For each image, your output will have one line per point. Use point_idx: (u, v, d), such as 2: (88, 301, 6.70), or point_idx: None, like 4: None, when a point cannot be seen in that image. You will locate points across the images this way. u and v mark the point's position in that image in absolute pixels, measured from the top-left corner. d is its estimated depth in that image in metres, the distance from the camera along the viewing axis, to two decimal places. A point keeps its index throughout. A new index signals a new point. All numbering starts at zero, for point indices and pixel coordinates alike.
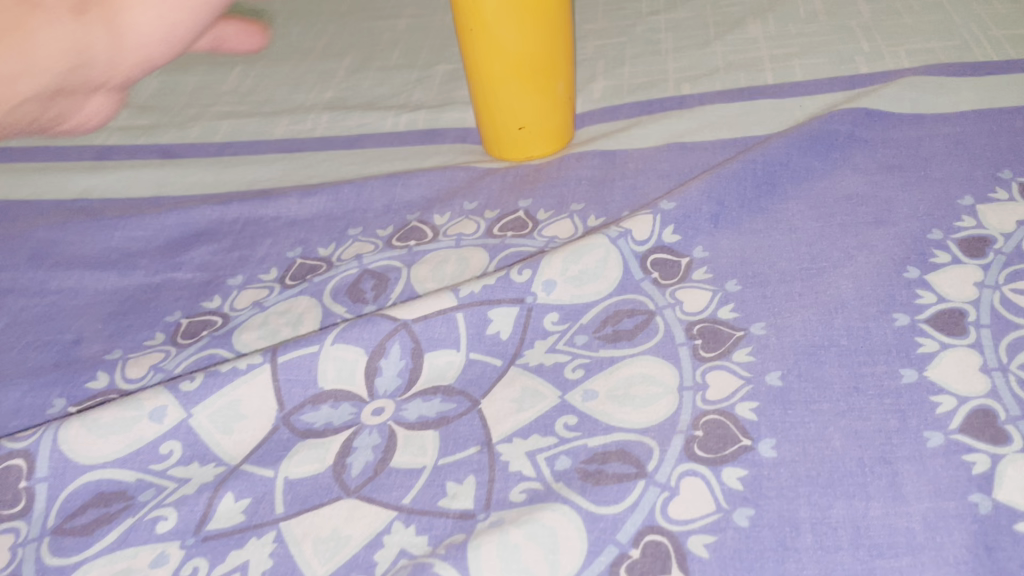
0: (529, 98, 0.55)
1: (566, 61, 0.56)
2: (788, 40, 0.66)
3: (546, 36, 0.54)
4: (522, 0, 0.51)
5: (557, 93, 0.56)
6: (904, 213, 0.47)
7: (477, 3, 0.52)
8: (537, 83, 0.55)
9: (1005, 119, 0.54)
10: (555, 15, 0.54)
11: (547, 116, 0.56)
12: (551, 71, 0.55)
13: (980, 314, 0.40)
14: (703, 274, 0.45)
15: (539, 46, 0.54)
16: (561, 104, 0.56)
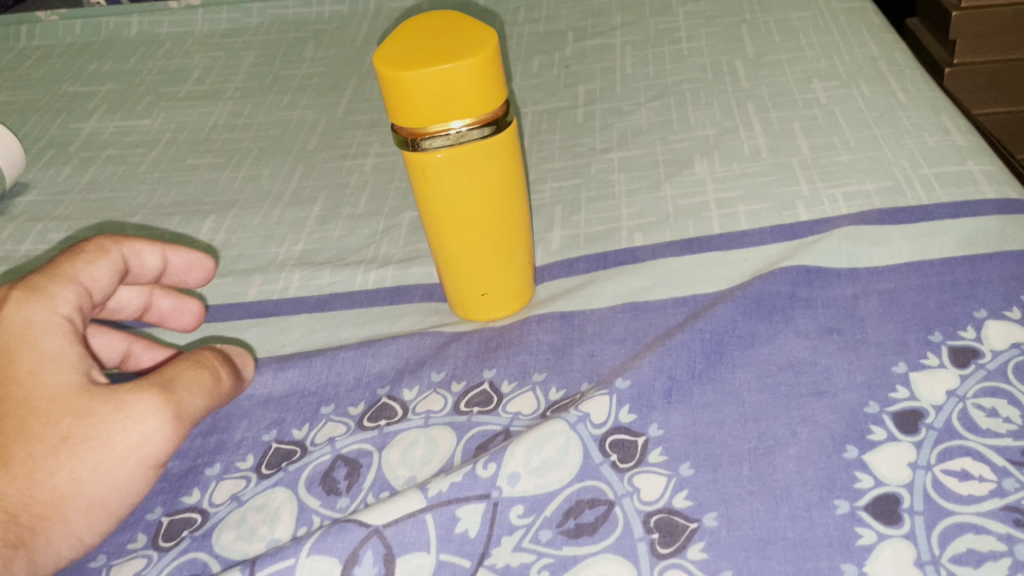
0: (489, 266, 0.58)
1: (523, 227, 0.59)
2: (733, 183, 0.70)
3: (503, 210, 0.57)
4: (482, 186, 0.55)
5: (515, 258, 0.59)
6: (843, 382, 0.50)
7: (439, 189, 0.55)
8: (496, 253, 0.58)
9: (937, 272, 0.57)
10: (512, 192, 0.57)
11: (507, 280, 0.59)
12: (509, 240, 0.58)
13: (913, 500, 0.43)
14: (658, 456, 0.47)
15: (496, 221, 0.57)
16: (520, 268, 0.59)
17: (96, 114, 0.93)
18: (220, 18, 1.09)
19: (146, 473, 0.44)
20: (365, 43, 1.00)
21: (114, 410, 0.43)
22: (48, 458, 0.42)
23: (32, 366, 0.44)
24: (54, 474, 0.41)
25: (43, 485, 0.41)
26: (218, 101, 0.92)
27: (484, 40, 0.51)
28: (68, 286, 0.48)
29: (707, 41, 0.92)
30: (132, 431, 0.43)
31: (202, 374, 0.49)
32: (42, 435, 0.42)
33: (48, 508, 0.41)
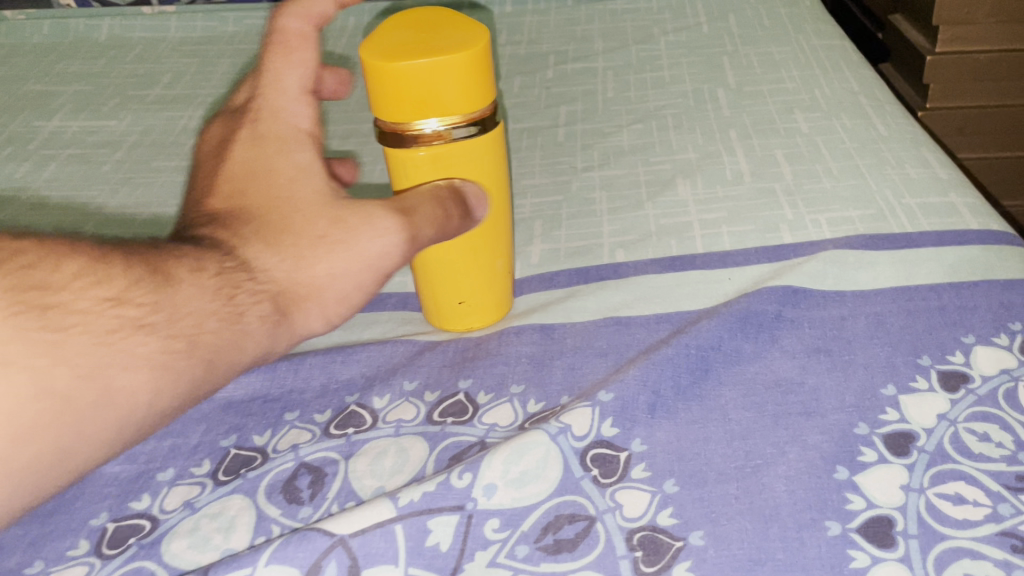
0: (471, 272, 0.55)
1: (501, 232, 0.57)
2: (716, 205, 0.69)
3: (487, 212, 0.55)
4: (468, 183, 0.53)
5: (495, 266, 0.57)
6: (832, 403, 0.48)
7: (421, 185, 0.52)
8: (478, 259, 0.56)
9: (923, 297, 0.56)
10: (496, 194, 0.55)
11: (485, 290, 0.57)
12: (491, 245, 0.56)
13: (907, 522, 0.42)
14: (642, 472, 0.45)
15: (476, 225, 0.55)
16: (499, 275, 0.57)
17: (59, 113, 0.89)
18: (194, 26, 1.06)
19: (379, 281, 0.47)
20: (343, 56, 0.99)
21: (365, 220, 0.47)
22: (310, 247, 0.45)
23: (291, 174, 0.48)
24: (310, 260, 0.45)
25: (308, 266, 0.45)
26: (189, 105, 0.90)
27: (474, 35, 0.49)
28: (303, 100, 0.53)
29: (689, 70, 0.92)
30: (375, 241, 0.46)
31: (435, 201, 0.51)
32: (304, 226, 0.46)
33: (308, 288, 0.45)
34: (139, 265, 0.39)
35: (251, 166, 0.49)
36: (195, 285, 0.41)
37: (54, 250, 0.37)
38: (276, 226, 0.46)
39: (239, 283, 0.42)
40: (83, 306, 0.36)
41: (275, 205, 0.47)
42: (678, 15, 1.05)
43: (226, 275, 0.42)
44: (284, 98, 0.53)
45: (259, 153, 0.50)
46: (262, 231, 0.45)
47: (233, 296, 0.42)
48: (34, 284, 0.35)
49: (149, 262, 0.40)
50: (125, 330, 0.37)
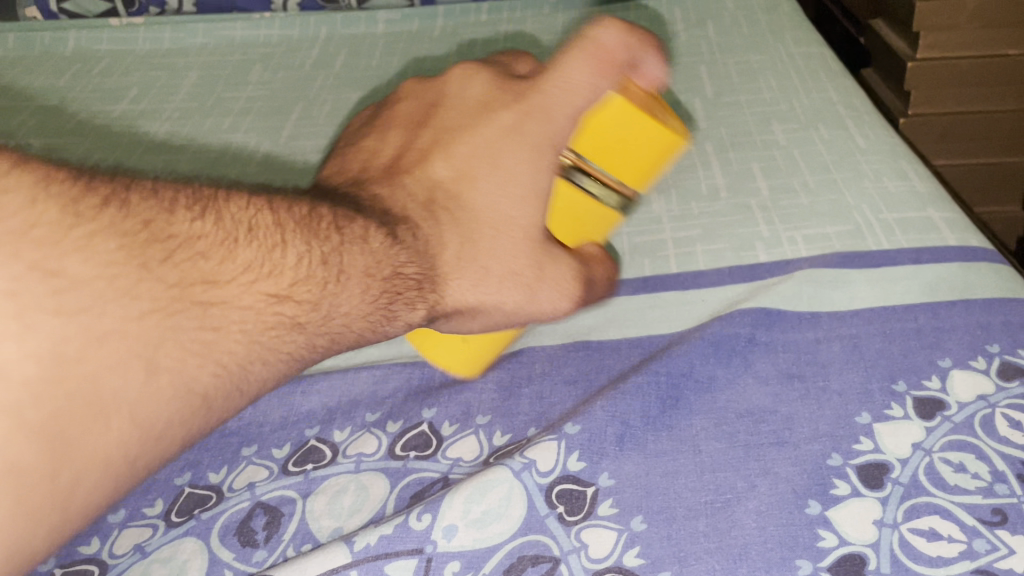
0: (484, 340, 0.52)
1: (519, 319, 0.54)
2: (690, 222, 0.67)
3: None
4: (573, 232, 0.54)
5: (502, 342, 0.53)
6: (805, 432, 0.47)
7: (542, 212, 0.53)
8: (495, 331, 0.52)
9: (900, 318, 0.55)
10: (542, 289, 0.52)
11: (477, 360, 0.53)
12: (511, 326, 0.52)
13: (880, 560, 0.40)
14: (609, 508, 0.44)
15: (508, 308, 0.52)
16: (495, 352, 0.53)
17: (21, 130, 0.87)
18: (162, 38, 1.04)
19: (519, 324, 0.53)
20: (315, 68, 0.97)
21: (556, 278, 0.51)
22: (499, 283, 0.50)
23: (522, 192, 0.51)
24: (489, 293, 0.50)
25: (490, 299, 0.50)
26: (155, 120, 0.88)
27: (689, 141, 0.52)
28: (568, 124, 0.52)
29: (665, 80, 0.91)
30: (550, 296, 0.51)
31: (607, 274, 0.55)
32: (513, 266, 0.50)
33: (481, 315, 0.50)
34: (315, 264, 0.42)
35: (504, 162, 0.52)
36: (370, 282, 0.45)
37: (227, 239, 0.39)
38: (479, 243, 0.50)
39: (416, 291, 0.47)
40: (242, 302, 0.39)
41: (483, 220, 0.50)
42: (656, 22, 1.03)
43: (407, 278, 0.47)
44: (560, 106, 0.52)
45: (516, 151, 0.52)
46: (462, 244, 0.50)
47: (397, 306, 0.46)
48: (203, 277, 0.37)
49: (326, 264, 0.43)
50: (281, 328, 0.40)
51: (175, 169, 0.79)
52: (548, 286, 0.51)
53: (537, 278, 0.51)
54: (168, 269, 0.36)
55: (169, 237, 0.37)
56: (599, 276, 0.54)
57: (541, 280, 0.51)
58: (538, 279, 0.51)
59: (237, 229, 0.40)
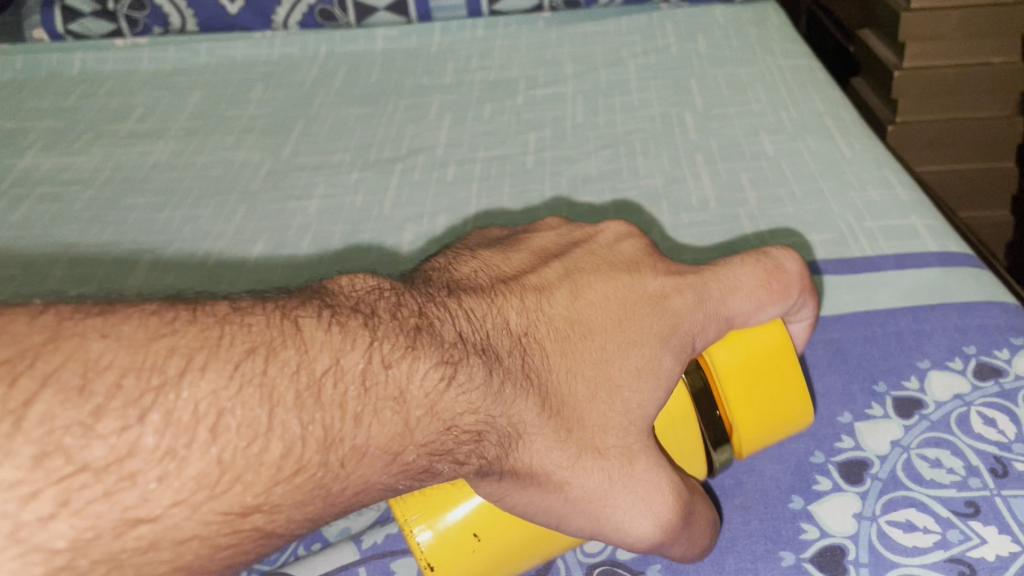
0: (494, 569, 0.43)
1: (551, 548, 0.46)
2: (680, 232, 0.70)
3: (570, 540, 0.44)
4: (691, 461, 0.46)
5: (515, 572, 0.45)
6: (789, 432, 0.49)
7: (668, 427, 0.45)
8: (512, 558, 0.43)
9: (882, 322, 0.57)
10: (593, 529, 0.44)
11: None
12: (533, 557, 0.44)
13: (859, 551, 0.43)
14: None
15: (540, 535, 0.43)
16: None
17: (31, 150, 0.90)
18: (167, 58, 1.07)
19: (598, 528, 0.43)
20: (315, 86, 1.00)
21: (648, 491, 0.42)
22: (561, 473, 0.41)
23: (635, 367, 0.43)
24: (545, 481, 0.41)
25: (550, 492, 0.41)
26: (160, 139, 0.91)
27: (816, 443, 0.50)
28: (713, 321, 0.46)
29: (656, 93, 0.92)
30: (636, 506, 0.41)
31: (710, 510, 0.43)
32: (597, 446, 0.41)
33: (543, 505, 0.41)
34: (320, 455, 0.36)
35: (626, 327, 0.44)
36: (405, 453, 0.38)
37: (174, 448, 0.32)
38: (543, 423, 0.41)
39: (459, 463, 0.40)
40: (182, 530, 0.32)
41: (567, 387, 0.42)
42: (648, 37, 1.05)
43: (448, 452, 0.39)
44: (718, 300, 0.46)
45: (640, 328, 0.44)
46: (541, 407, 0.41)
47: (435, 472, 0.39)
48: (128, 515, 0.31)
49: (340, 440, 0.36)
50: (237, 531, 0.34)
51: (181, 187, 0.82)
52: (636, 492, 0.41)
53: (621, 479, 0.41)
54: (67, 523, 0.30)
55: (84, 460, 0.31)
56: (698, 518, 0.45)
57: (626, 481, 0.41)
58: (625, 482, 0.41)
59: (196, 429, 0.33)
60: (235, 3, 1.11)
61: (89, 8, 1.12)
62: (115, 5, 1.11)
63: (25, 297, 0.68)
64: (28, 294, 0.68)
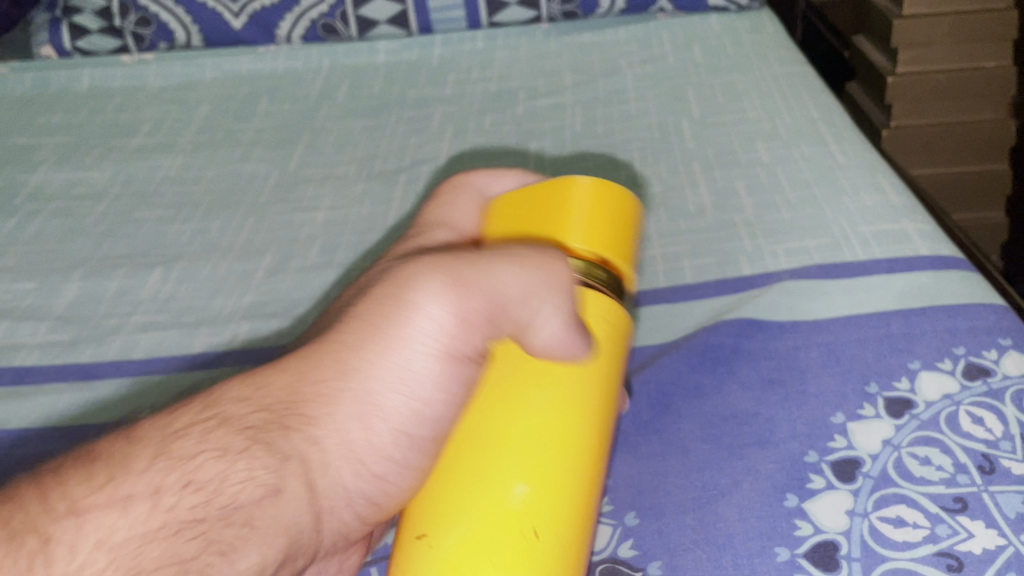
0: (463, 510, 0.39)
1: (569, 511, 0.40)
2: (678, 238, 0.71)
3: (506, 443, 0.41)
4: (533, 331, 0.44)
5: (522, 520, 0.38)
6: (784, 432, 0.51)
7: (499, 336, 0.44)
8: (472, 492, 0.40)
9: (875, 324, 0.59)
10: (518, 424, 0.41)
11: (494, 551, 0.38)
12: (497, 479, 0.40)
13: (851, 547, 0.44)
14: (604, 506, 0.48)
15: (462, 456, 0.41)
16: (535, 542, 0.38)
17: (43, 166, 0.92)
18: (173, 73, 1.09)
19: (462, 363, 0.42)
20: (319, 99, 1.02)
21: (396, 285, 0.42)
22: (325, 376, 0.40)
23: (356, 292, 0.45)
24: (334, 382, 0.40)
25: (349, 397, 0.40)
26: (169, 153, 0.93)
27: (630, 208, 0.53)
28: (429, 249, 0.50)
29: (654, 102, 0.94)
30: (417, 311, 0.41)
31: (506, 267, 0.43)
32: (341, 324, 0.42)
33: (361, 396, 0.40)
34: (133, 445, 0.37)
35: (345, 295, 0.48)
36: (141, 485, 0.36)
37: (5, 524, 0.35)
38: (260, 394, 0.40)
39: (218, 454, 0.37)
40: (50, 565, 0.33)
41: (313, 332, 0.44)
42: (645, 46, 1.07)
43: (196, 455, 0.37)
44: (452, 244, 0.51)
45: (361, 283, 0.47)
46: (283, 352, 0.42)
47: (224, 479, 0.37)
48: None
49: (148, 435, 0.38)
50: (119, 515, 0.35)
51: (190, 200, 0.84)
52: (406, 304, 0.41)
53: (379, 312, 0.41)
54: None
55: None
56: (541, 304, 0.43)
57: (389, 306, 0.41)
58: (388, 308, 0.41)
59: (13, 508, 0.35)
60: (240, 18, 1.13)
61: (96, 25, 1.14)
62: (122, 23, 1.14)
63: (41, 310, 0.70)
64: (44, 307, 0.70)
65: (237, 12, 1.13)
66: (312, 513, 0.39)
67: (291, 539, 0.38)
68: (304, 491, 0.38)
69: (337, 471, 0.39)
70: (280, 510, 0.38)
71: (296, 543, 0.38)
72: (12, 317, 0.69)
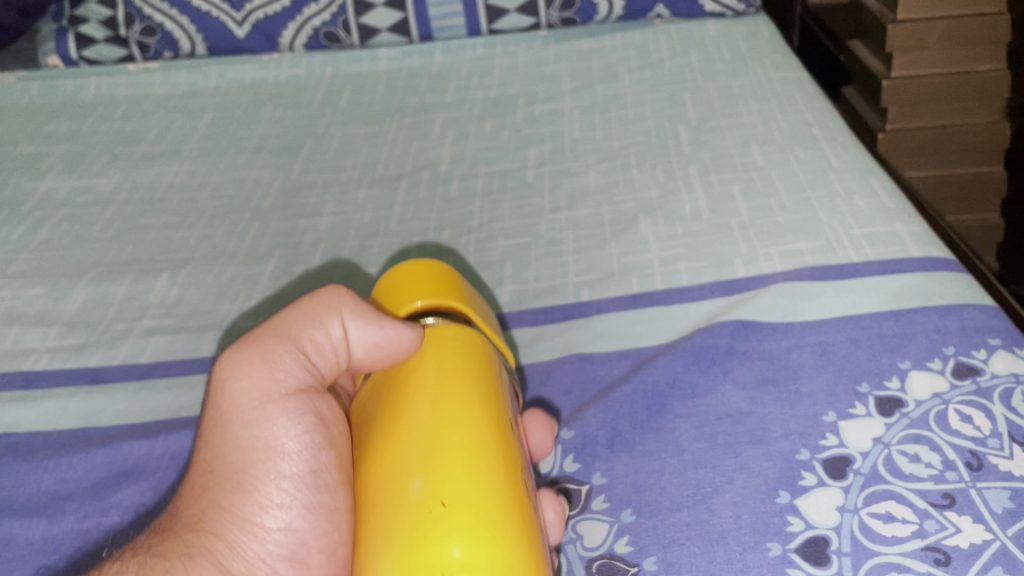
0: (384, 533, 0.38)
1: (477, 465, 0.38)
2: (674, 241, 0.73)
3: (392, 463, 0.40)
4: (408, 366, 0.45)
5: (425, 504, 0.37)
6: (777, 431, 0.52)
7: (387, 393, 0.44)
8: (382, 518, 0.38)
9: (866, 325, 0.60)
10: (395, 447, 0.40)
11: (420, 542, 0.36)
12: (395, 492, 0.38)
13: (841, 542, 0.46)
14: (601, 503, 0.49)
15: (371, 507, 0.40)
16: (446, 508, 0.37)
17: (50, 173, 0.94)
18: (178, 81, 1.11)
19: (304, 403, 0.42)
20: (321, 106, 1.03)
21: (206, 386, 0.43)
22: (196, 481, 0.42)
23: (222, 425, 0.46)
24: (207, 484, 0.41)
25: (217, 485, 0.41)
26: (174, 160, 0.94)
27: (449, 269, 0.53)
28: None
29: (651, 107, 0.96)
30: (235, 389, 0.42)
31: (297, 305, 0.44)
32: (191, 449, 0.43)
33: (227, 474, 0.41)
34: None
35: None
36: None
37: None
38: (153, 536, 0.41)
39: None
40: None
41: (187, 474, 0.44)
42: (642, 52, 1.08)
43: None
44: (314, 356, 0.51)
45: None
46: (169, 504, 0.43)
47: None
48: None
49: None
50: None
51: (195, 207, 0.85)
52: (222, 395, 0.42)
53: (208, 413, 0.42)
54: None
55: None
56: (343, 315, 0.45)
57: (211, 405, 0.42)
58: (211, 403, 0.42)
59: None
60: (243, 26, 1.15)
61: (102, 34, 1.15)
62: (127, 32, 1.15)
63: (51, 315, 0.71)
64: (54, 312, 0.72)
65: (240, 20, 1.14)
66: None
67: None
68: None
69: (244, 548, 0.40)
70: None
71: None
72: (22, 322, 0.71)
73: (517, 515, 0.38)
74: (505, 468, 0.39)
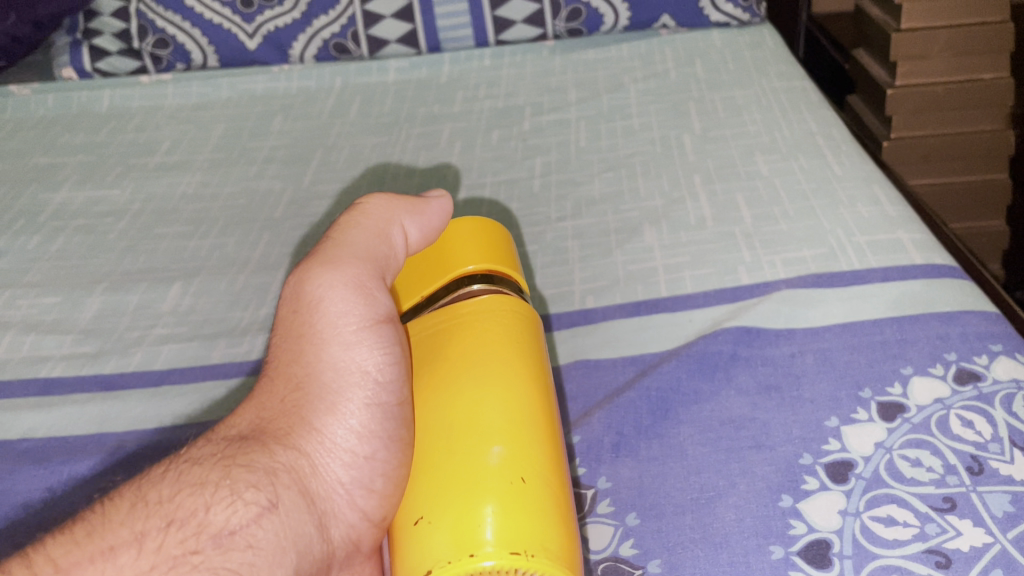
0: (446, 485, 0.38)
1: (534, 446, 0.40)
2: (679, 249, 0.74)
3: (463, 422, 0.41)
4: (462, 323, 0.47)
5: (502, 474, 0.38)
6: (780, 436, 0.53)
7: (443, 348, 0.46)
8: (448, 468, 0.39)
9: (868, 331, 0.60)
10: (472, 407, 0.41)
11: (481, 503, 0.36)
12: (473, 449, 0.39)
13: (843, 544, 0.46)
14: (606, 507, 0.50)
15: (436, 453, 0.40)
16: (524, 487, 0.37)
17: (65, 184, 0.95)
18: (190, 93, 1.13)
19: (390, 331, 0.46)
20: (331, 117, 1.05)
21: (296, 294, 0.46)
22: (283, 394, 0.44)
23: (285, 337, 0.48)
24: (295, 394, 0.44)
25: (309, 400, 0.44)
26: (187, 171, 0.96)
27: (503, 234, 0.57)
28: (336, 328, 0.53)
29: (656, 117, 0.96)
30: (331, 300, 0.45)
31: (368, 218, 0.50)
32: (275, 361, 0.46)
33: (319, 394, 0.44)
34: (150, 508, 0.38)
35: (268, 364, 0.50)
36: (128, 534, 0.37)
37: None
38: (227, 441, 0.42)
39: (194, 489, 0.39)
40: None
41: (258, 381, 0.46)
42: (648, 62, 1.09)
43: (175, 497, 0.38)
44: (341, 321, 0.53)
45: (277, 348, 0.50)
46: (243, 405, 0.45)
47: (208, 511, 0.38)
48: None
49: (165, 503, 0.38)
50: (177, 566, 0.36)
51: (207, 216, 0.87)
52: (318, 302, 0.46)
53: (299, 319, 0.46)
54: None
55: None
56: (404, 235, 0.51)
57: (304, 310, 0.46)
58: (304, 311, 0.46)
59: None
60: (254, 38, 1.16)
61: (115, 47, 1.17)
62: (141, 44, 1.17)
63: (67, 323, 0.73)
64: (69, 320, 0.73)
65: (251, 32, 1.16)
66: (313, 518, 0.41)
67: (297, 549, 0.40)
68: (301, 499, 0.41)
69: (325, 470, 0.42)
70: (282, 522, 0.39)
71: (305, 551, 0.40)
72: (38, 330, 0.72)
73: (567, 516, 0.38)
74: (559, 467, 0.40)
